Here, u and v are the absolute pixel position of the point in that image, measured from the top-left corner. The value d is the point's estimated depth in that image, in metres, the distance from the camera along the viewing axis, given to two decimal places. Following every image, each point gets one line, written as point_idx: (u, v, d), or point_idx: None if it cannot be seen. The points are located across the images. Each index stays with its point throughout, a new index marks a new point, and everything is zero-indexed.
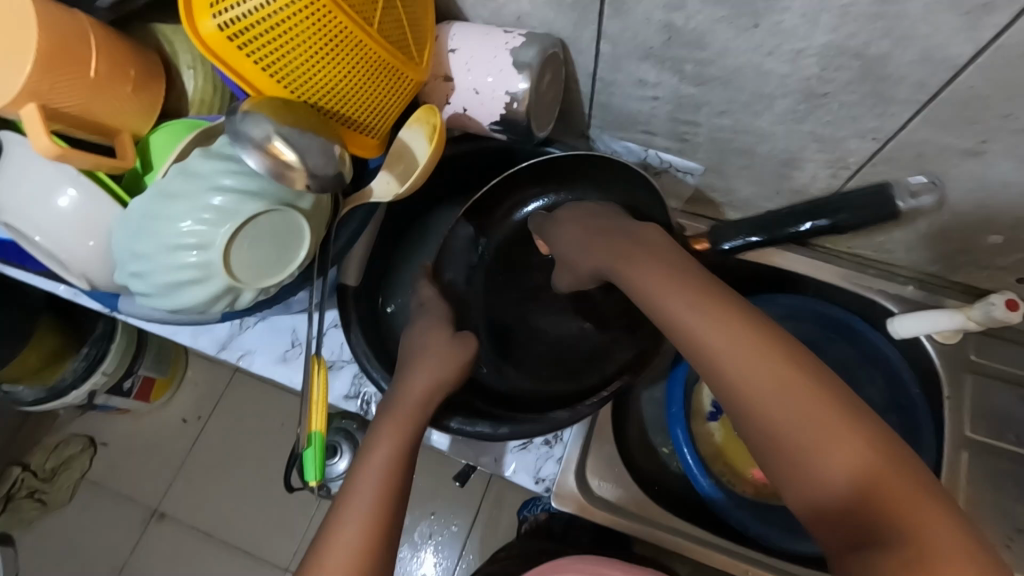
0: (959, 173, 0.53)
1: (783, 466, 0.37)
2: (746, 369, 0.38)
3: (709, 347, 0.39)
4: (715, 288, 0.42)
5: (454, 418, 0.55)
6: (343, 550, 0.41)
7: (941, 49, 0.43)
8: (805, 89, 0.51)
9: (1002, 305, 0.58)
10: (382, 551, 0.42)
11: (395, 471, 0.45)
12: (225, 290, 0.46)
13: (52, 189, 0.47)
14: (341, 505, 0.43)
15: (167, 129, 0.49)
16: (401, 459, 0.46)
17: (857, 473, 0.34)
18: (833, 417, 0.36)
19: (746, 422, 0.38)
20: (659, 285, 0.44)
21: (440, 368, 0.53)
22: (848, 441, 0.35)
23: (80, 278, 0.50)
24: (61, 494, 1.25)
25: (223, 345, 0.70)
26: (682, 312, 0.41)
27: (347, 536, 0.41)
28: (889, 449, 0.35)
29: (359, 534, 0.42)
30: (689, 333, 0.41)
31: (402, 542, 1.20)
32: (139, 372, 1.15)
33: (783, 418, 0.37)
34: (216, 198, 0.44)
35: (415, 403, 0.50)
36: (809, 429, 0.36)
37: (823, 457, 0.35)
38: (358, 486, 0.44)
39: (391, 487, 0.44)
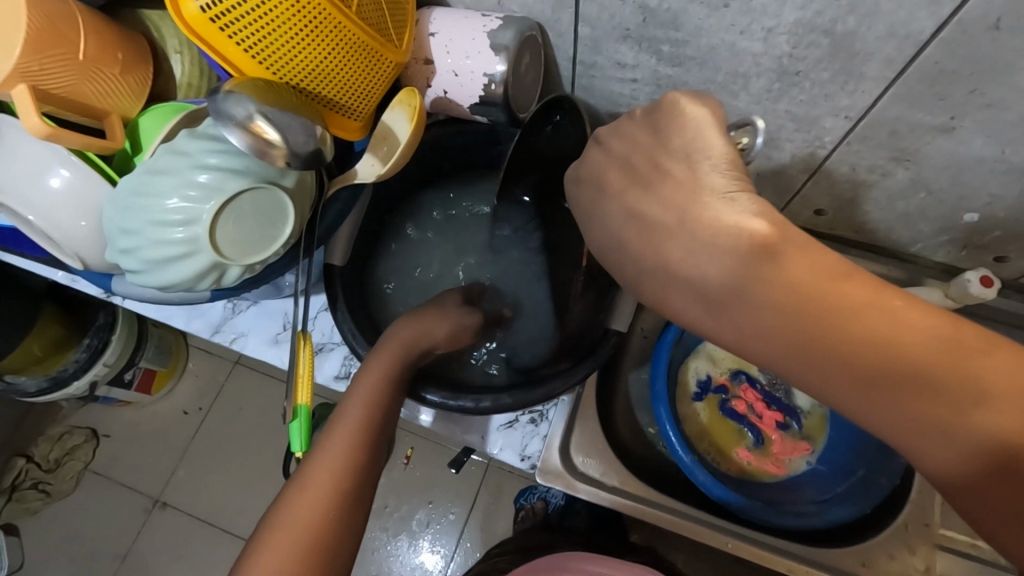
0: (932, 150, 0.54)
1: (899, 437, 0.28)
2: (849, 347, 0.29)
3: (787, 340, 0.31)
4: (815, 267, 0.30)
5: (431, 390, 0.57)
6: (323, 480, 0.43)
7: (906, 26, 0.44)
8: (778, 67, 0.52)
9: (977, 280, 0.60)
10: (348, 502, 0.43)
11: (367, 428, 0.47)
12: (211, 265, 0.48)
13: (45, 170, 0.49)
14: (322, 443, 0.46)
15: (155, 113, 0.51)
16: (373, 414, 0.48)
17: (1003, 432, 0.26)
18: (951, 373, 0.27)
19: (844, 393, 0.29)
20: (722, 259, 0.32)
21: (419, 337, 0.55)
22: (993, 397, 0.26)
23: (74, 257, 0.52)
24: (64, 484, 1.27)
25: (216, 328, 0.71)
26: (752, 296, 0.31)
27: (326, 474, 0.43)
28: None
29: (337, 470, 0.44)
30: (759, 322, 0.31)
31: (400, 531, 1.22)
32: (140, 363, 1.17)
33: (887, 392, 0.28)
34: (201, 176, 0.46)
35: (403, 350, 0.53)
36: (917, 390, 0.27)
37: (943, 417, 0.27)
38: (339, 429, 0.47)
39: (362, 441, 0.46)
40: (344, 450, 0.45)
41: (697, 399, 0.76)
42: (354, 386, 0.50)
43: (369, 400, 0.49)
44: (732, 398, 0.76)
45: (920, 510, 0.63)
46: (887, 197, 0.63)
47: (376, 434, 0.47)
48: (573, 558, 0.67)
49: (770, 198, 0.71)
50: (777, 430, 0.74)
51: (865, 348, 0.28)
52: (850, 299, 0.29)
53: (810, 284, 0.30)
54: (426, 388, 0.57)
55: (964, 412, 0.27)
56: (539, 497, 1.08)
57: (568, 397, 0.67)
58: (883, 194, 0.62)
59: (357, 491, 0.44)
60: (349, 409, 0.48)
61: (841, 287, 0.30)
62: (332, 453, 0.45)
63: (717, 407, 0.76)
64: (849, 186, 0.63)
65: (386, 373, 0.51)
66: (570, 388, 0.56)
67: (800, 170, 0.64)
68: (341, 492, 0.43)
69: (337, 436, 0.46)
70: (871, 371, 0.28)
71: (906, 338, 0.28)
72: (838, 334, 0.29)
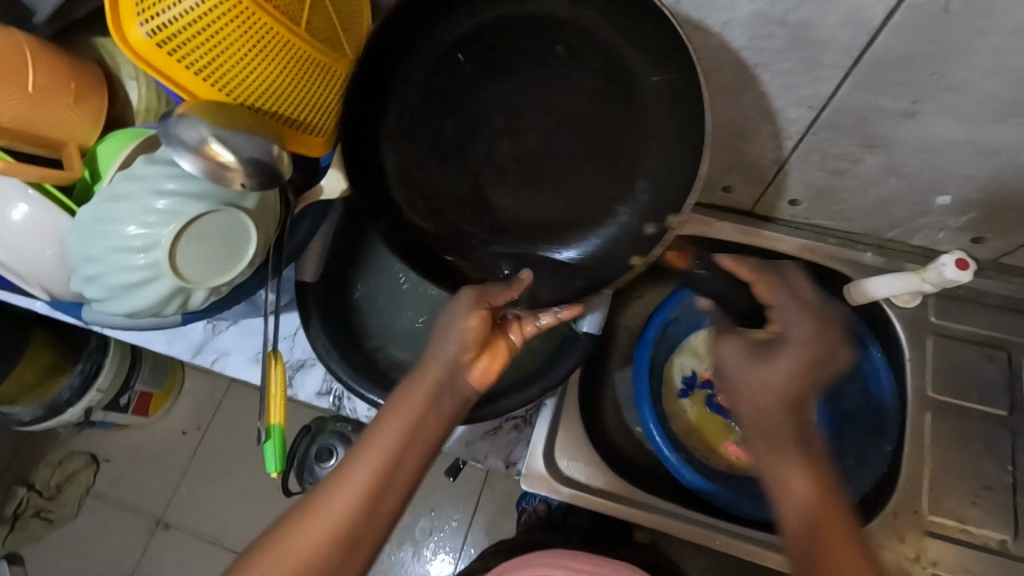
0: (898, 135, 0.53)
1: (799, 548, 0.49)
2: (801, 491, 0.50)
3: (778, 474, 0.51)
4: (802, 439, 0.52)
5: None
6: (320, 524, 0.42)
7: (860, 12, 0.43)
8: (738, 61, 0.51)
9: (953, 264, 0.59)
10: (345, 553, 0.42)
11: (379, 476, 0.44)
12: (175, 290, 0.48)
13: (4, 204, 0.49)
14: (333, 481, 0.44)
15: (112, 139, 0.51)
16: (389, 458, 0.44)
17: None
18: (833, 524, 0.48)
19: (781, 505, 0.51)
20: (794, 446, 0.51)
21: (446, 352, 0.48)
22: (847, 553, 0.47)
23: (41, 289, 0.52)
24: (66, 510, 1.27)
25: (197, 349, 0.71)
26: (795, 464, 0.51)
27: (326, 519, 0.42)
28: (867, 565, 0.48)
29: (338, 519, 0.42)
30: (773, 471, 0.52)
31: (403, 541, 1.21)
32: (135, 386, 1.17)
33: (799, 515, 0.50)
34: (159, 201, 0.46)
35: (432, 382, 0.47)
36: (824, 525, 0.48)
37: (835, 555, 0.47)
38: (350, 472, 0.44)
39: (371, 490, 0.43)
40: (348, 504, 0.43)
41: (683, 395, 0.76)
42: (377, 422, 0.46)
43: (387, 448, 0.45)
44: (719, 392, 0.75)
45: (908, 498, 0.62)
46: (861, 183, 0.62)
47: (388, 479, 0.44)
48: (550, 553, 0.65)
49: (745, 189, 0.70)
50: None
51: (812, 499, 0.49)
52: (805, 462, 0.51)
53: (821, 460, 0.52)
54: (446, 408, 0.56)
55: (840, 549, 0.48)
56: (541, 500, 1.08)
57: (552, 400, 0.67)
58: (856, 181, 0.61)
59: (356, 541, 0.42)
60: (365, 447, 0.45)
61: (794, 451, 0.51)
62: (336, 500, 0.43)
63: (702, 403, 0.75)
64: (820, 174, 0.62)
65: (406, 418, 0.46)
66: (552, 390, 0.56)
67: (773, 161, 0.63)
68: (340, 541, 0.42)
69: (345, 479, 0.44)
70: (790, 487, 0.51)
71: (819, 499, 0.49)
72: (796, 481, 0.50)
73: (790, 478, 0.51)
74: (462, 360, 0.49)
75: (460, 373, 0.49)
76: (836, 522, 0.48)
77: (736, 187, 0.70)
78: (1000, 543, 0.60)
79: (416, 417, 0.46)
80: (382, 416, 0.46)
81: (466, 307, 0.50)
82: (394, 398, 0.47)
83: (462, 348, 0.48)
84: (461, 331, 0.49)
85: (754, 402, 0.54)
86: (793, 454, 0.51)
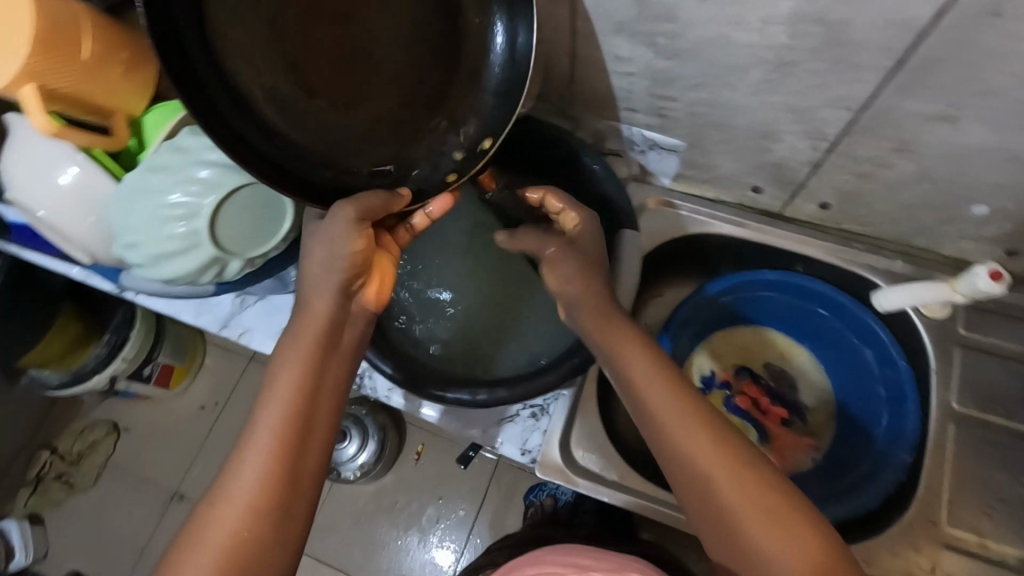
0: (934, 141, 0.53)
1: (689, 489, 0.44)
2: (667, 410, 0.46)
3: (646, 402, 0.47)
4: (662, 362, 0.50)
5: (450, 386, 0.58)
6: (242, 492, 0.41)
7: (900, 13, 0.43)
8: (773, 58, 0.51)
9: (986, 275, 0.57)
10: (277, 519, 0.42)
11: (289, 428, 0.44)
12: (211, 259, 0.49)
13: (52, 169, 0.50)
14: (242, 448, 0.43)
15: (159, 110, 0.53)
16: (296, 407, 0.45)
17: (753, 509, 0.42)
18: (708, 442, 0.44)
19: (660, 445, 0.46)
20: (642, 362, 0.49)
21: (329, 288, 0.48)
22: (735, 473, 0.43)
23: (83, 253, 0.54)
24: (86, 476, 1.30)
25: (224, 322, 0.73)
26: (652, 390, 0.47)
27: (244, 485, 0.42)
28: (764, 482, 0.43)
29: (257, 480, 0.42)
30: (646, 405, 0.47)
31: (410, 526, 1.23)
32: (157, 359, 1.19)
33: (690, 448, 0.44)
34: (202, 171, 0.47)
35: (319, 323, 0.48)
36: (696, 444, 0.44)
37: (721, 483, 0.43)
38: (257, 433, 0.44)
39: (284, 446, 0.43)
40: (263, 462, 0.42)
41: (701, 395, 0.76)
42: (275, 376, 0.46)
43: (291, 400, 0.45)
44: (736, 394, 0.76)
45: (926, 509, 0.61)
46: (891, 189, 0.61)
47: (302, 432, 0.44)
48: (555, 550, 0.66)
49: (773, 191, 0.69)
50: (779, 425, 0.74)
51: (682, 421, 0.46)
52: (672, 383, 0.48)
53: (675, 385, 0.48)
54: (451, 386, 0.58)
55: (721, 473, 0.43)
56: (548, 494, 1.09)
57: (569, 391, 0.67)
58: (888, 187, 0.61)
59: (286, 504, 0.42)
60: (269, 403, 0.45)
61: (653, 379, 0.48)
62: (252, 466, 0.42)
63: (719, 403, 0.76)
64: (850, 178, 0.62)
65: (302, 364, 0.46)
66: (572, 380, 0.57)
67: (803, 163, 0.62)
68: (264, 506, 0.41)
69: (257, 438, 0.43)
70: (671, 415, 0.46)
71: (691, 421, 0.45)
72: (666, 409, 0.46)
73: (679, 438, 0.45)
74: (347, 290, 0.49)
75: (350, 301, 0.50)
76: (685, 423, 0.45)
77: (764, 188, 0.69)
78: (1017, 560, 0.59)
79: (313, 360, 0.46)
80: (279, 369, 0.46)
81: (346, 228, 0.48)
82: (280, 352, 0.47)
83: (345, 277, 0.49)
84: (342, 256, 0.48)
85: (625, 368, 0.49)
86: (648, 380, 0.48)
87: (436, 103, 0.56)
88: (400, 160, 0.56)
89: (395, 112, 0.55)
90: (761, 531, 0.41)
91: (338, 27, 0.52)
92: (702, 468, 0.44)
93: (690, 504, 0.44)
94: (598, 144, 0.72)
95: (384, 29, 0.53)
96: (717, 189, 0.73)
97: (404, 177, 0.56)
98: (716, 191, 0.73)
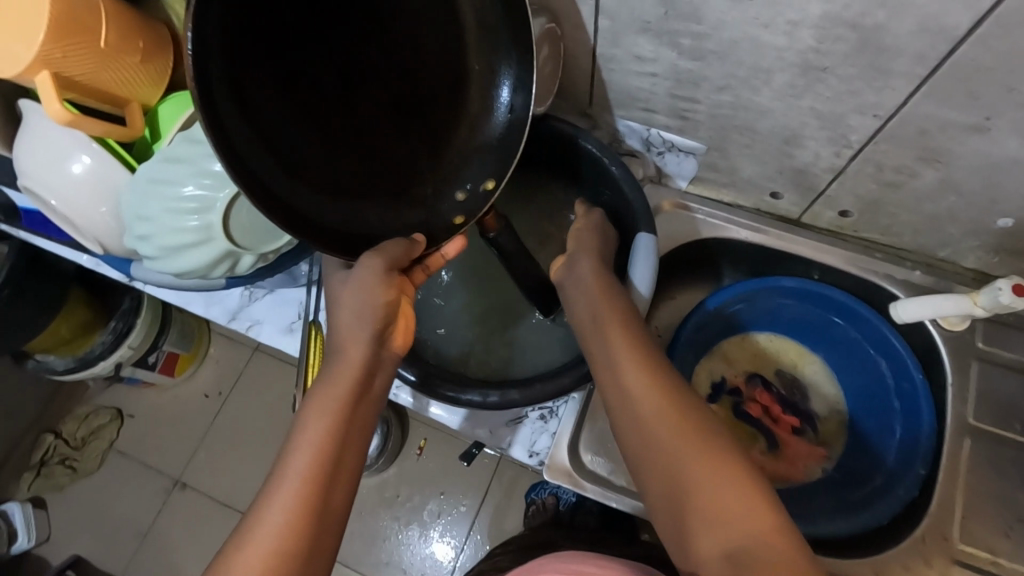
0: (964, 151, 0.52)
1: (655, 464, 0.43)
2: (636, 381, 0.46)
3: (617, 375, 0.47)
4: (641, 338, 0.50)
5: (469, 391, 0.57)
6: (268, 536, 0.40)
7: (938, 19, 0.42)
8: (802, 62, 0.50)
9: (1009, 289, 0.57)
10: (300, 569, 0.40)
11: (319, 472, 0.42)
12: (225, 253, 0.49)
13: (66, 157, 0.50)
14: (271, 492, 0.42)
15: (175, 101, 0.53)
16: (326, 451, 0.43)
17: (714, 479, 0.40)
18: (679, 414, 0.44)
19: (627, 416, 0.46)
20: (613, 337, 0.49)
21: (363, 332, 0.49)
22: (698, 443, 0.42)
23: (94, 242, 0.53)
24: (90, 461, 1.30)
25: (233, 315, 0.72)
26: (621, 360, 0.48)
27: (270, 530, 0.40)
28: (732, 455, 0.41)
29: (281, 526, 0.40)
30: (616, 378, 0.48)
31: (412, 520, 1.23)
32: (163, 347, 1.19)
33: (656, 418, 0.44)
34: (216, 164, 0.47)
35: (353, 367, 0.48)
36: (665, 414, 0.44)
37: (685, 453, 0.42)
38: (286, 475, 0.42)
39: (313, 491, 0.42)
40: (291, 504, 0.41)
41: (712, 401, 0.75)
42: (305, 418, 0.45)
43: (320, 442, 0.44)
44: (746, 402, 0.75)
45: (939, 524, 0.60)
46: (915, 199, 0.60)
47: (331, 476, 0.43)
48: (559, 559, 0.65)
49: (792, 197, 0.68)
50: (790, 434, 0.73)
51: (653, 390, 0.46)
52: (647, 357, 0.48)
53: (649, 359, 0.48)
54: (466, 389, 0.57)
55: (685, 444, 0.42)
56: (551, 493, 1.09)
57: (579, 393, 0.67)
58: (912, 196, 0.60)
59: (310, 553, 0.40)
60: (298, 445, 0.44)
61: (625, 350, 0.48)
62: (277, 510, 0.41)
63: (729, 412, 0.75)
64: (873, 186, 0.60)
65: (335, 407, 0.46)
66: (583, 384, 0.56)
67: (826, 169, 0.61)
68: (287, 555, 0.39)
69: (285, 482, 0.42)
70: (638, 383, 0.46)
71: (660, 392, 0.45)
72: (637, 381, 0.46)
73: (641, 406, 0.45)
74: (380, 340, 0.50)
75: (382, 349, 0.50)
76: (652, 394, 0.45)
77: (783, 193, 0.68)
78: None
79: (346, 406, 0.46)
80: (308, 411, 0.46)
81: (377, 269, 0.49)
82: (312, 396, 0.47)
83: (379, 328, 0.50)
84: (372, 305, 0.49)
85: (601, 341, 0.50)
86: (618, 354, 0.48)
87: (437, 151, 0.54)
88: (398, 205, 0.53)
89: (394, 156, 0.53)
90: (720, 499, 0.39)
91: (349, 69, 0.50)
92: (668, 437, 0.43)
93: (654, 485, 0.43)
94: (615, 145, 0.72)
95: (382, 78, 0.51)
96: (735, 193, 0.72)
97: (404, 221, 0.53)
98: (733, 195, 0.72)
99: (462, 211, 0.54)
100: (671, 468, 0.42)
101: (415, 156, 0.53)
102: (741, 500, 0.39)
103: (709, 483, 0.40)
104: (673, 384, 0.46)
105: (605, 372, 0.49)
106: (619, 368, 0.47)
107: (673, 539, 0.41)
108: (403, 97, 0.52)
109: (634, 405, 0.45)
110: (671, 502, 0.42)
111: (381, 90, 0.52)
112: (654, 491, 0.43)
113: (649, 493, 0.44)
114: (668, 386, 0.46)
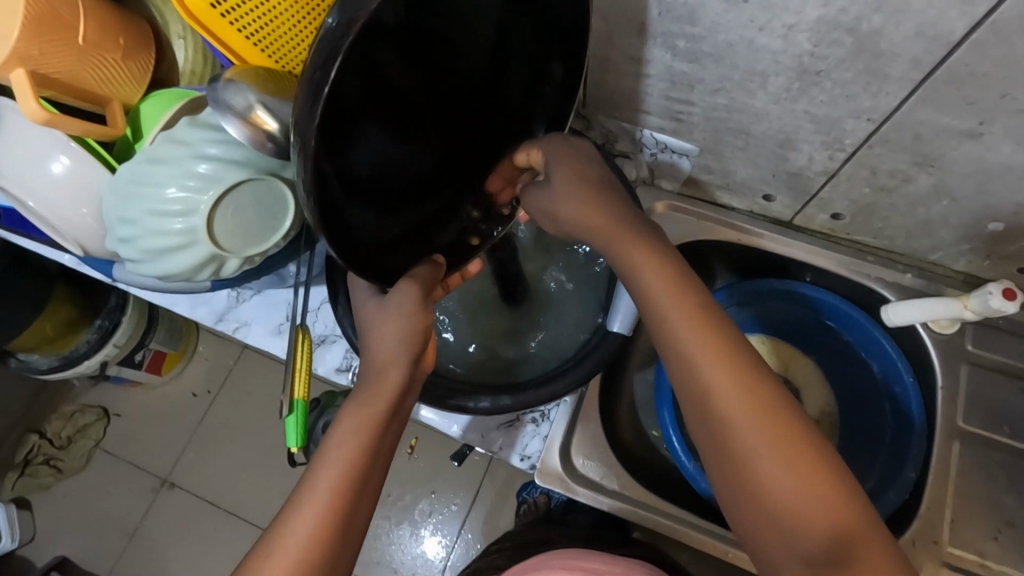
0: (956, 156, 0.52)
1: (725, 457, 0.39)
2: (703, 359, 0.39)
3: (682, 350, 0.40)
4: (700, 299, 0.41)
5: (481, 397, 0.56)
6: (294, 551, 0.40)
7: (935, 25, 0.41)
8: (798, 66, 0.49)
9: (999, 294, 0.57)
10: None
11: (348, 489, 0.42)
12: (210, 257, 0.48)
13: (44, 156, 0.48)
14: (295, 503, 0.41)
15: (157, 99, 0.52)
16: (353, 473, 0.42)
17: (798, 485, 0.37)
18: (755, 402, 0.38)
19: (693, 399, 0.40)
20: (667, 301, 0.41)
21: (401, 348, 0.46)
22: (776, 439, 0.38)
23: (74, 244, 0.52)
24: (75, 460, 1.28)
25: (220, 316, 0.71)
26: (682, 333, 0.40)
27: (293, 545, 0.40)
28: (815, 453, 0.38)
29: (306, 543, 0.40)
30: (679, 353, 0.40)
31: (403, 519, 1.22)
32: (150, 346, 1.17)
33: (730, 404, 0.38)
34: (200, 166, 0.45)
35: (390, 388, 0.45)
36: (738, 403, 0.38)
37: (763, 452, 0.37)
38: (310, 488, 0.42)
39: (340, 506, 0.41)
40: (313, 523, 0.40)
41: None
42: (335, 434, 0.44)
43: (347, 461, 0.42)
44: None
45: (928, 527, 0.60)
46: (908, 203, 0.60)
47: (359, 494, 0.42)
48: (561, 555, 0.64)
49: (785, 200, 0.68)
50: None
51: (725, 372, 0.39)
52: (717, 328, 0.40)
53: (712, 329, 0.40)
54: (477, 396, 0.56)
55: (759, 439, 0.38)
56: (542, 492, 1.09)
57: (571, 397, 0.66)
58: (904, 200, 0.60)
59: (332, 565, 0.40)
60: (324, 461, 0.43)
61: (683, 321, 0.40)
62: (306, 522, 0.40)
63: None
64: (867, 190, 0.60)
65: (363, 427, 0.44)
66: (574, 389, 0.56)
67: (819, 172, 0.61)
68: (314, 567, 0.40)
69: (311, 498, 0.41)
70: (701, 360, 0.39)
71: (732, 372, 0.39)
72: (705, 359, 0.39)
73: (709, 375, 0.39)
74: (418, 360, 0.47)
75: (418, 368, 0.47)
76: (723, 375, 0.39)
77: (776, 196, 0.68)
78: None
79: (379, 425, 0.44)
80: (337, 427, 0.44)
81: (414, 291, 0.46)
82: (344, 411, 0.45)
83: (420, 349, 0.46)
84: (409, 325, 0.45)
85: (644, 284, 0.42)
86: (679, 327, 0.40)
87: (464, 168, 0.50)
88: (431, 229, 0.50)
89: (434, 177, 0.47)
90: (804, 507, 0.36)
91: (425, 75, 0.40)
92: (743, 428, 0.38)
93: (720, 480, 0.39)
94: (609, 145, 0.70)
95: (447, 85, 0.43)
96: (728, 195, 0.71)
97: (427, 244, 0.50)
98: (725, 197, 0.72)
99: (478, 232, 0.54)
100: (744, 467, 0.38)
101: (450, 176, 0.49)
102: (827, 508, 0.36)
103: (789, 488, 0.37)
104: (746, 363, 0.39)
105: (662, 343, 0.41)
106: (682, 341, 0.40)
107: (745, 535, 0.39)
108: (458, 120, 0.46)
109: (704, 387, 0.39)
110: (737, 500, 0.39)
111: (445, 108, 0.44)
112: (720, 482, 0.40)
113: (714, 483, 0.40)
114: (739, 363, 0.39)
